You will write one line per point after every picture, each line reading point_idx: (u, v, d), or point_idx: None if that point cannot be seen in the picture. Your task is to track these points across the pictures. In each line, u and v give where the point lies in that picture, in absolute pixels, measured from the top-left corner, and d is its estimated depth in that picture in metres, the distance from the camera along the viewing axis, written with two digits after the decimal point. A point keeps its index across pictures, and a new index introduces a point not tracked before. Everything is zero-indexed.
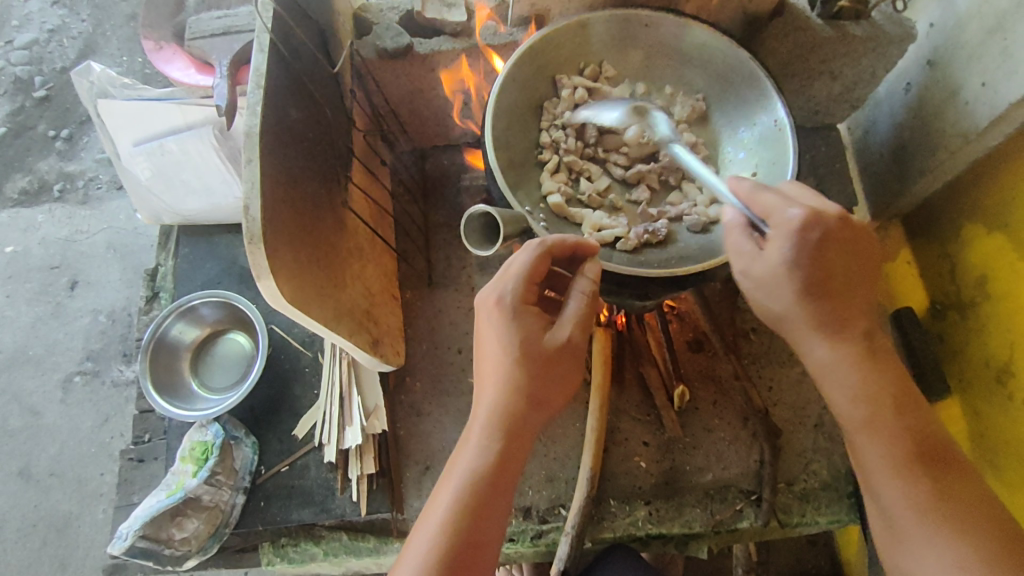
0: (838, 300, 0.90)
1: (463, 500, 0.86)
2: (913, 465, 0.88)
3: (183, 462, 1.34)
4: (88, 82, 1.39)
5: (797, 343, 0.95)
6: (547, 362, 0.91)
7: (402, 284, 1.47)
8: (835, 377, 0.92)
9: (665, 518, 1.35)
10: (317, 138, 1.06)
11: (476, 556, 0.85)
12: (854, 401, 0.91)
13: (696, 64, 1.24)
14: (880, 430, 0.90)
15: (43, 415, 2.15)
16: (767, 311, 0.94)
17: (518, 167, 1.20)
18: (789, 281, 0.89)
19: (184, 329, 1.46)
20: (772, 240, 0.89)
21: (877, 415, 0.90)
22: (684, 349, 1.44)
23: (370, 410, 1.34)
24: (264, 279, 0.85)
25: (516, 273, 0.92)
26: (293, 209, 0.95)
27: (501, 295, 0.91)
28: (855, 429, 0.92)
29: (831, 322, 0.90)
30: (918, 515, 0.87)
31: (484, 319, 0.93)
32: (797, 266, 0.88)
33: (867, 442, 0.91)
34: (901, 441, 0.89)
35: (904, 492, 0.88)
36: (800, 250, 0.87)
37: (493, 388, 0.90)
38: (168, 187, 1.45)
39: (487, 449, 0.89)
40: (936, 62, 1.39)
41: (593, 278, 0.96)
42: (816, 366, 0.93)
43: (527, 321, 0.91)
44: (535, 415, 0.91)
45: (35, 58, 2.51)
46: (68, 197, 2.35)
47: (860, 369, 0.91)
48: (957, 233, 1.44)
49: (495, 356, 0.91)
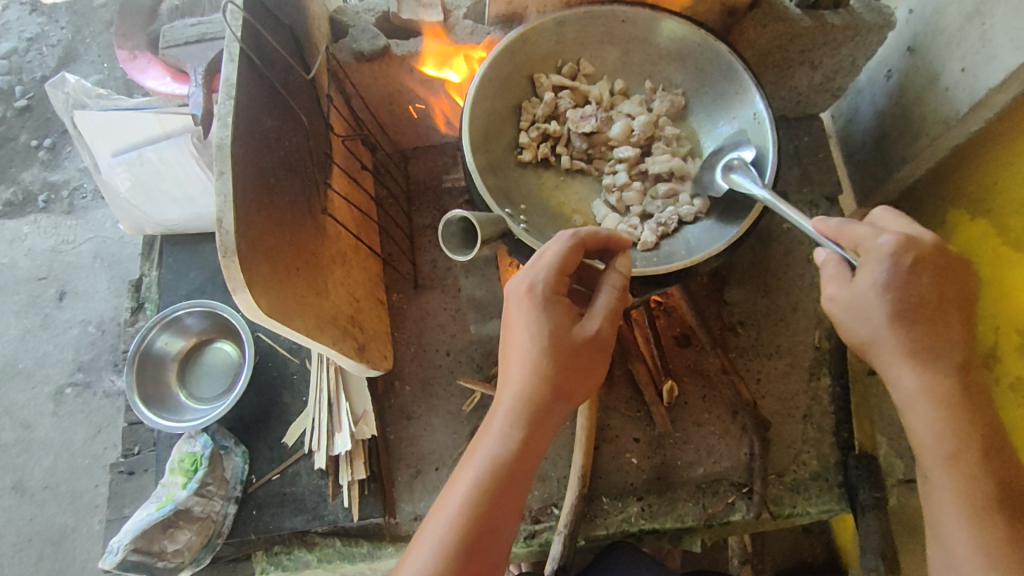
0: (937, 326, 0.88)
1: (481, 487, 0.87)
2: (993, 513, 0.87)
3: (172, 474, 1.33)
4: (63, 95, 1.38)
5: (884, 367, 0.93)
6: (573, 353, 0.90)
7: (388, 287, 1.47)
8: (920, 408, 0.91)
9: (657, 513, 1.35)
10: (294, 145, 1.05)
11: (492, 541, 0.85)
12: (940, 436, 0.90)
13: (673, 60, 1.24)
14: (957, 467, 0.89)
15: (35, 429, 2.13)
16: (855, 333, 0.93)
17: (498, 167, 1.19)
18: (880, 305, 0.88)
19: (170, 340, 1.46)
20: (863, 266, 0.88)
21: (956, 452, 0.89)
22: (672, 344, 1.44)
23: (359, 416, 1.33)
24: (241, 292, 0.85)
25: (548, 263, 0.91)
26: (269, 219, 0.94)
27: (533, 285, 0.91)
28: (937, 463, 0.91)
29: (920, 353, 0.89)
30: (987, 561, 0.84)
31: (514, 309, 0.92)
32: (892, 290, 0.87)
33: (942, 475, 0.90)
34: (979, 483, 0.88)
35: (971, 537, 0.86)
36: (894, 275, 0.87)
37: (519, 378, 0.90)
38: (148, 198, 1.45)
39: (508, 439, 0.90)
40: (916, 49, 1.39)
41: (625, 273, 0.95)
42: (902, 395, 0.92)
43: (557, 312, 0.91)
44: (559, 407, 0.91)
45: (15, 68, 2.48)
46: (53, 207, 2.34)
47: (941, 406, 0.89)
48: (941, 219, 1.44)
49: (522, 346, 0.90)
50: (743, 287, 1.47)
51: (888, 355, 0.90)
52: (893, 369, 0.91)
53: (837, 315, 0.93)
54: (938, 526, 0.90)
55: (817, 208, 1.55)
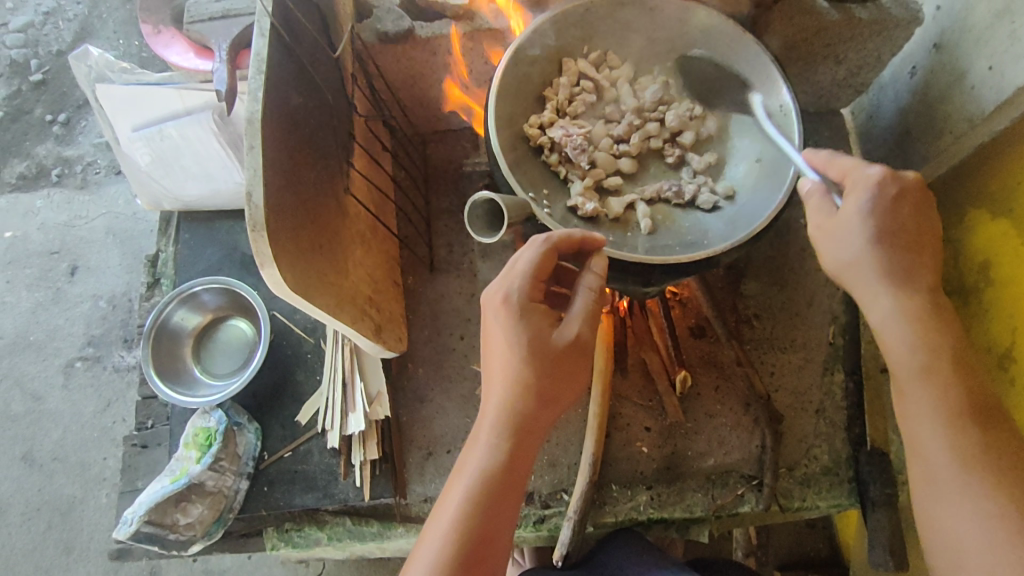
0: (922, 252, 0.92)
1: (474, 498, 0.86)
2: (961, 419, 0.87)
3: (186, 448, 1.33)
4: (86, 67, 1.38)
5: (862, 295, 0.94)
6: (556, 358, 0.90)
7: (404, 270, 1.47)
8: (895, 331, 0.91)
9: (667, 503, 1.36)
10: (318, 123, 1.05)
11: (489, 550, 0.85)
12: (912, 348, 0.90)
13: (700, 48, 1.23)
14: (930, 379, 0.89)
15: (45, 401, 2.15)
16: (836, 262, 0.95)
17: (520, 151, 1.19)
18: (866, 229, 0.91)
19: (186, 316, 1.46)
20: (851, 194, 0.93)
21: (929, 367, 0.89)
22: (687, 334, 1.44)
23: (373, 396, 1.35)
24: (268, 267, 0.85)
25: (522, 270, 0.91)
26: (294, 195, 0.94)
27: (508, 294, 0.90)
28: (911, 378, 0.91)
29: (903, 272, 0.92)
30: (961, 467, 0.85)
31: (491, 319, 0.92)
32: (875, 215, 0.90)
33: (919, 388, 0.90)
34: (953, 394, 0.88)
35: (949, 445, 0.86)
36: (876, 203, 0.90)
37: (502, 386, 0.90)
38: (167, 173, 1.44)
39: (498, 447, 0.89)
40: (942, 46, 1.38)
41: (600, 275, 0.96)
42: (878, 318, 0.93)
43: (535, 319, 0.91)
44: (546, 412, 0.91)
45: (30, 41, 2.48)
46: (67, 181, 2.34)
47: (919, 320, 0.91)
48: (960, 219, 1.44)
49: (502, 355, 0.90)
50: (759, 280, 1.47)
51: (867, 276, 0.92)
52: (872, 292, 0.92)
53: (821, 246, 0.96)
54: (919, 445, 0.90)
55: None
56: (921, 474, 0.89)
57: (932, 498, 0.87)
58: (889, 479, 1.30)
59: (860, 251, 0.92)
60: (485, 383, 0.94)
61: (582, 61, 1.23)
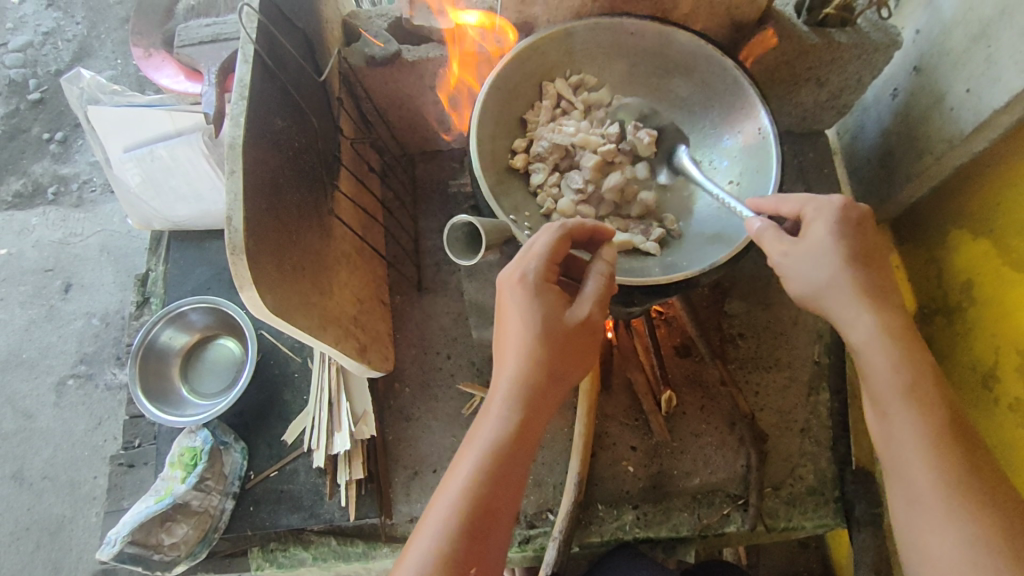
0: (889, 281, 0.95)
1: (483, 472, 0.86)
2: (943, 441, 0.87)
3: (171, 468, 1.34)
4: (78, 89, 1.41)
5: (836, 317, 0.96)
6: (566, 337, 0.91)
7: (391, 290, 1.48)
8: (878, 352, 0.92)
9: (653, 522, 1.36)
10: (303, 146, 1.06)
11: (493, 524, 0.84)
12: (894, 369, 0.91)
13: (679, 73, 1.25)
14: (909, 402, 0.89)
15: (36, 419, 2.15)
16: (806, 286, 0.97)
17: (502, 174, 1.20)
18: (834, 254, 0.95)
19: (174, 335, 1.47)
20: (814, 223, 0.97)
21: (911, 387, 0.90)
22: (672, 354, 1.45)
23: (358, 416, 1.35)
24: (248, 290, 0.86)
25: (539, 252, 0.92)
26: (277, 218, 0.95)
27: (524, 274, 0.92)
28: (892, 401, 0.90)
29: (876, 299, 0.94)
30: (944, 489, 0.84)
31: (506, 299, 0.93)
32: (841, 241, 0.95)
33: (901, 411, 0.89)
34: (932, 417, 0.88)
35: (932, 469, 0.86)
36: (842, 229, 0.95)
37: (513, 364, 0.90)
38: (158, 194, 1.45)
39: (507, 424, 0.89)
40: (922, 68, 1.40)
41: (610, 261, 0.96)
42: (857, 339, 0.94)
43: (547, 299, 0.91)
44: (554, 391, 0.92)
45: (29, 61, 2.51)
46: (62, 200, 2.36)
47: (895, 345, 0.92)
48: (944, 239, 1.45)
49: (515, 333, 0.91)
50: (743, 300, 1.49)
51: (836, 299, 0.95)
52: (849, 315, 0.94)
53: (787, 277, 0.99)
54: (903, 469, 0.88)
55: None
56: (902, 490, 0.88)
57: (914, 518, 0.86)
58: (875, 499, 1.30)
59: (830, 275, 0.94)
60: (494, 363, 0.94)
61: (562, 83, 1.25)
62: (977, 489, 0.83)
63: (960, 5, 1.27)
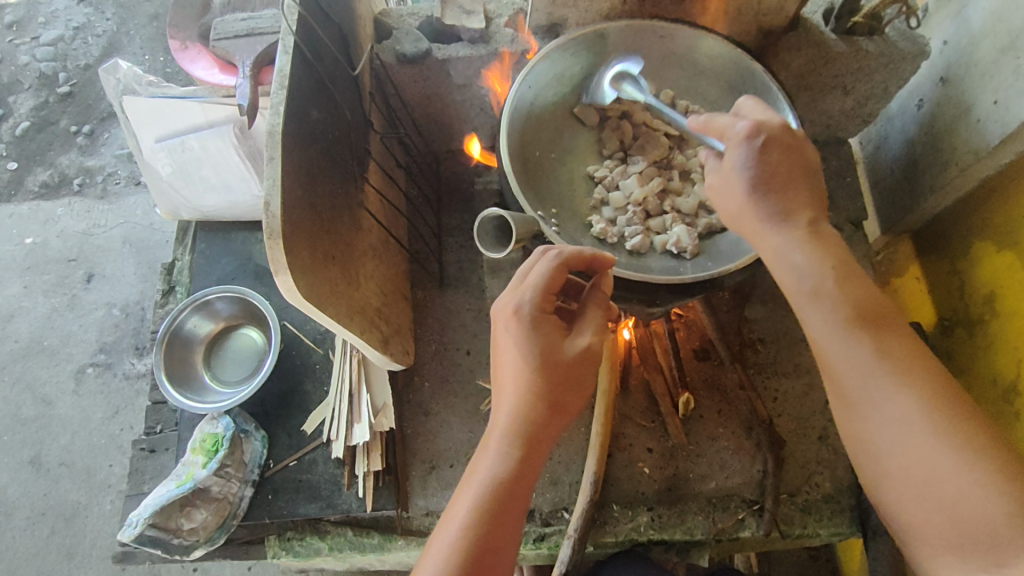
0: (788, 186, 0.92)
1: (482, 507, 0.86)
2: (860, 328, 0.86)
3: (193, 453, 1.34)
4: (115, 80, 1.43)
5: (769, 253, 0.93)
6: (565, 368, 0.91)
7: (413, 285, 1.50)
8: (793, 254, 0.90)
9: (667, 525, 1.36)
10: (336, 138, 1.08)
11: (496, 559, 0.84)
12: (802, 270, 0.89)
13: (708, 76, 1.27)
14: (821, 298, 0.88)
15: (55, 405, 2.18)
16: (727, 210, 0.97)
17: (532, 169, 1.21)
18: (744, 184, 0.93)
19: (199, 323, 1.49)
20: (729, 153, 0.94)
21: (822, 286, 0.88)
22: (691, 357, 1.45)
23: (378, 408, 1.37)
24: (282, 274, 0.87)
25: (534, 283, 0.92)
26: (311, 207, 0.97)
27: (520, 304, 0.91)
28: (805, 299, 0.89)
29: (777, 213, 0.92)
30: (913, 413, 0.81)
31: (502, 328, 0.93)
32: (751, 169, 0.92)
33: (812, 308, 0.89)
34: (846, 308, 0.87)
35: (850, 357, 0.86)
36: (750, 158, 0.92)
37: (513, 396, 0.90)
38: (188, 183, 1.48)
39: (508, 456, 0.89)
40: (949, 79, 1.40)
41: (604, 293, 0.98)
42: (789, 273, 0.91)
43: (546, 331, 0.91)
44: (555, 422, 0.92)
45: (60, 55, 2.56)
46: (87, 191, 2.40)
47: (808, 245, 0.90)
48: (966, 250, 1.44)
49: (514, 364, 0.91)
50: (764, 304, 1.49)
51: (756, 222, 0.93)
52: (759, 232, 0.93)
53: (717, 201, 0.99)
54: (827, 356, 0.88)
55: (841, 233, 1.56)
56: (869, 456, 0.86)
57: (851, 412, 0.87)
58: None
59: (747, 199, 0.93)
60: (495, 392, 0.94)
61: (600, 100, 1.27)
62: (913, 379, 0.83)
63: (989, 17, 1.27)
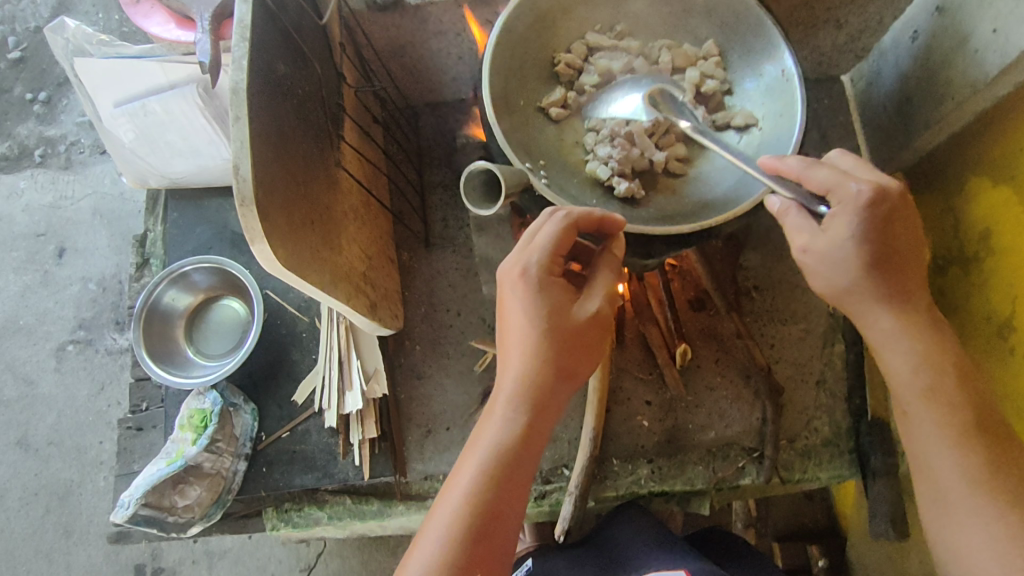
0: (906, 272, 0.90)
1: (488, 473, 0.84)
2: (970, 441, 0.88)
3: (181, 430, 1.30)
4: (64, 40, 1.31)
5: (858, 315, 0.94)
6: (573, 333, 0.87)
7: (398, 246, 1.45)
8: (897, 349, 0.92)
9: (667, 476, 1.36)
10: (307, 95, 1.01)
11: (500, 524, 0.83)
12: (915, 371, 0.91)
13: (699, 13, 1.19)
14: (934, 399, 0.90)
15: (38, 385, 2.13)
16: (827, 285, 0.93)
17: (518, 117, 1.15)
18: (853, 254, 0.88)
19: (177, 296, 1.43)
20: (837, 217, 0.87)
21: (933, 388, 0.90)
22: (686, 307, 1.43)
23: (370, 374, 1.33)
24: (258, 244, 0.82)
25: (542, 244, 0.87)
26: (284, 171, 0.91)
27: (527, 268, 0.87)
28: (916, 399, 0.91)
29: (895, 292, 0.90)
30: (969, 487, 0.86)
31: (508, 293, 0.89)
32: (864, 239, 0.87)
33: (923, 410, 0.91)
34: (958, 414, 0.89)
35: (955, 464, 0.87)
36: (863, 223, 0.86)
37: (520, 360, 0.87)
38: (153, 150, 1.41)
39: (514, 422, 0.87)
40: (946, 9, 1.32)
41: (616, 256, 0.93)
42: (876, 337, 0.94)
43: (553, 295, 0.87)
44: (560, 388, 0.88)
45: (6, 16, 2.40)
46: (50, 161, 2.29)
47: (919, 341, 0.91)
48: (961, 187, 1.42)
49: (520, 329, 0.87)
50: (759, 252, 1.46)
51: (862, 305, 0.92)
52: (871, 312, 0.92)
53: (812, 272, 0.93)
54: (927, 459, 0.90)
55: None
56: (929, 490, 0.90)
57: (941, 511, 0.88)
58: (891, 449, 1.29)
59: (853, 280, 0.90)
60: (500, 356, 0.90)
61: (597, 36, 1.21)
62: (1000, 485, 0.85)
63: None
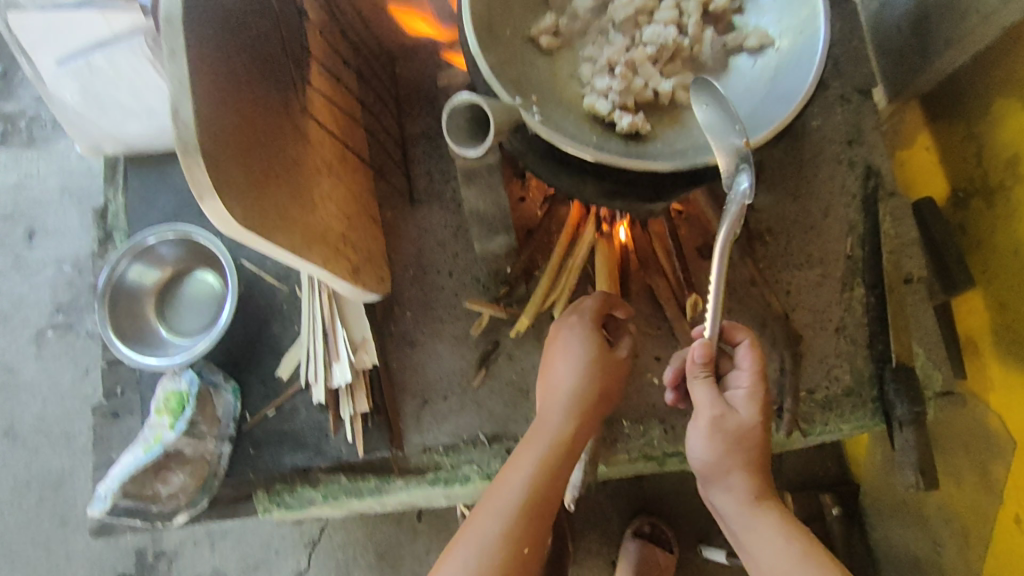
0: (765, 467, 0.98)
1: (531, 487, 0.99)
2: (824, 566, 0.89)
3: (158, 415, 1.18)
4: None
5: (711, 484, 0.99)
6: (610, 371, 1.11)
7: (381, 205, 1.33)
8: (746, 524, 0.95)
9: (681, 436, 1.27)
10: (264, 31, 0.89)
11: (539, 526, 0.98)
12: (772, 538, 0.93)
13: None
14: (796, 545, 0.92)
15: (19, 373, 2.02)
16: (698, 450, 0.98)
17: (505, 47, 1.03)
18: (737, 403, 0.96)
19: (143, 271, 1.32)
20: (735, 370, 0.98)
21: (792, 543, 0.92)
22: (695, 255, 1.33)
23: (357, 343, 1.23)
24: (209, 201, 0.71)
25: (594, 296, 1.15)
26: (239, 116, 0.79)
27: (581, 314, 1.13)
28: (777, 547, 0.92)
29: (761, 475, 0.98)
30: None
31: (562, 334, 1.12)
32: (748, 375, 0.97)
33: (776, 546, 0.92)
34: (820, 555, 0.90)
35: None
36: (749, 380, 0.97)
37: (571, 384, 1.08)
38: (104, 112, 1.29)
39: (556, 447, 1.03)
40: None
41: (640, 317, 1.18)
42: (730, 514, 0.97)
43: (599, 338, 1.11)
44: (593, 419, 1.08)
45: None
46: (11, 138, 2.14)
47: (774, 520, 0.95)
48: (986, 110, 1.30)
49: (569, 368, 1.09)
50: (768, 192, 1.36)
51: (718, 473, 0.97)
52: (724, 473, 0.97)
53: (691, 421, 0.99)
54: None
55: (849, 103, 1.38)
56: None
57: None
58: (917, 396, 1.20)
59: (733, 413, 0.96)
60: (545, 394, 1.10)
61: None
62: None
63: None
